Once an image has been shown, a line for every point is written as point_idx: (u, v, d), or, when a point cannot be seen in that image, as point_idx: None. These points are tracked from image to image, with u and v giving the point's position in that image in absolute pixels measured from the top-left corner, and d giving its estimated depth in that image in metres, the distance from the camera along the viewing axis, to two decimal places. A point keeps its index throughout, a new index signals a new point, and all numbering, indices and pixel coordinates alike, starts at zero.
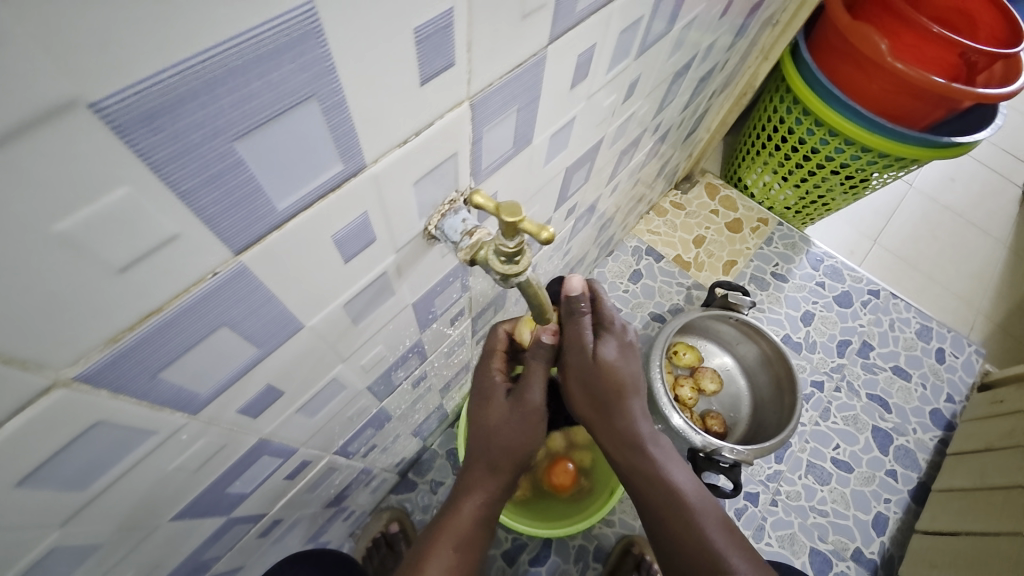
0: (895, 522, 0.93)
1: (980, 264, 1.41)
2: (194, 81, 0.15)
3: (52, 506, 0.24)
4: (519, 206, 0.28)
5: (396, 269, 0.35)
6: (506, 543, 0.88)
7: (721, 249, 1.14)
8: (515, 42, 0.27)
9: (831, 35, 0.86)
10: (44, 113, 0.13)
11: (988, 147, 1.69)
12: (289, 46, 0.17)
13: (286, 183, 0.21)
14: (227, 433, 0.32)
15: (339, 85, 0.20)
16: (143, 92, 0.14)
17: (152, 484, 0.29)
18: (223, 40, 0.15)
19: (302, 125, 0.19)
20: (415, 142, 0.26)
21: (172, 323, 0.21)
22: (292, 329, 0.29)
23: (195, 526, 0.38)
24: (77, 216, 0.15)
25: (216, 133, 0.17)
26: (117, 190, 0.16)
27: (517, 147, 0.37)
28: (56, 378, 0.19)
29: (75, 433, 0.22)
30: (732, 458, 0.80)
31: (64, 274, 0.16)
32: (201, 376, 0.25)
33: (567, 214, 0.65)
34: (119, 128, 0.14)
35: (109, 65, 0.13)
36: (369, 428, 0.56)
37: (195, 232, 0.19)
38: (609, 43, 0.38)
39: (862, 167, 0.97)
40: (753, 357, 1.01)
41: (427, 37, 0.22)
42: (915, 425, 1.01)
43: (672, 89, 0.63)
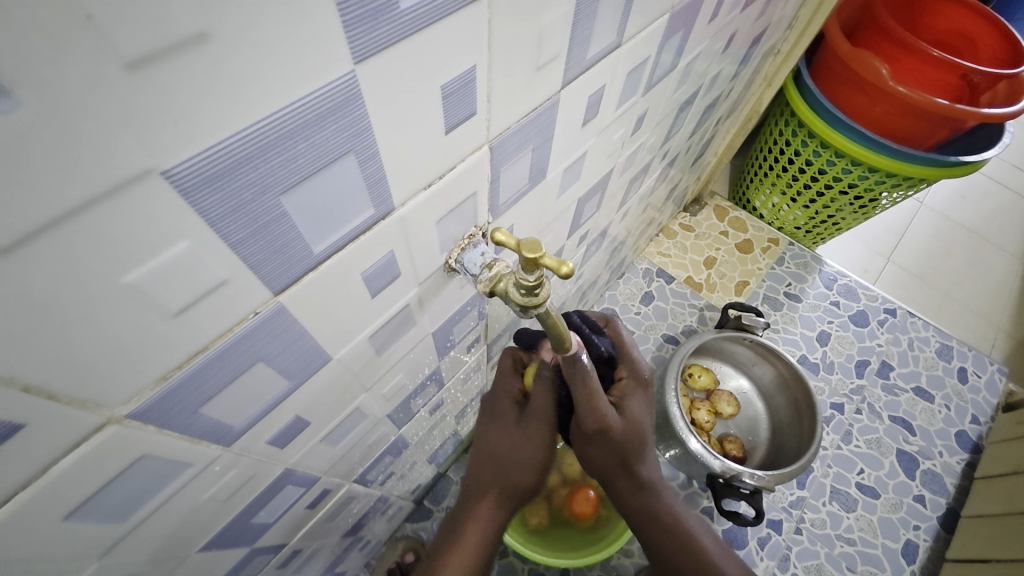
0: (926, 551, 0.89)
1: (999, 281, 1.39)
2: (249, 147, 0.17)
3: (92, 539, 0.25)
4: (539, 242, 0.29)
5: (418, 302, 0.36)
6: (523, 575, 0.86)
7: (732, 270, 1.14)
8: (531, 89, 0.29)
9: (832, 61, 0.89)
10: (122, 181, 0.15)
11: (998, 163, 1.68)
12: (332, 111, 0.19)
13: (322, 230, 0.22)
14: (256, 464, 0.32)
15: (374, 140, 0.21)
16: (206, 159, 0.16)
17: (184, 515, 0.30)
18: (275, 110, 0.17)
19: (339, 177, 0.21)
20: (440, 183, 0.28)
21: (216, 360, 0.22)
22: (320, 362, 0.30)
23: (220, 557, 0.39)
24: (141, 270, 0.17)
25: (265, 189, 0.18)
26: (178, 244, 0.17)
27: (532, 181, 0.39)
28: (110, 416, 0.20)
29: (121, 467, 0.23)
30: (753, 484, 0.79)
31: (130, 319, 0.18)
32: (237, 410, 0.26)
33: (579, 241, 0.67)
34: (184, 191, 0.16)
35: (176, 137, 0.15)
36: (388, 455, 0.56)
37: (241, 277, 0.20)
38: (618, 82, 0.40)
39: (871, 187, 0.98)
40: (770, 379, 1.00)
41: (452, 93, 0.24)
42: (941, 448, 0.98)
43: (679, 118, 0.65)
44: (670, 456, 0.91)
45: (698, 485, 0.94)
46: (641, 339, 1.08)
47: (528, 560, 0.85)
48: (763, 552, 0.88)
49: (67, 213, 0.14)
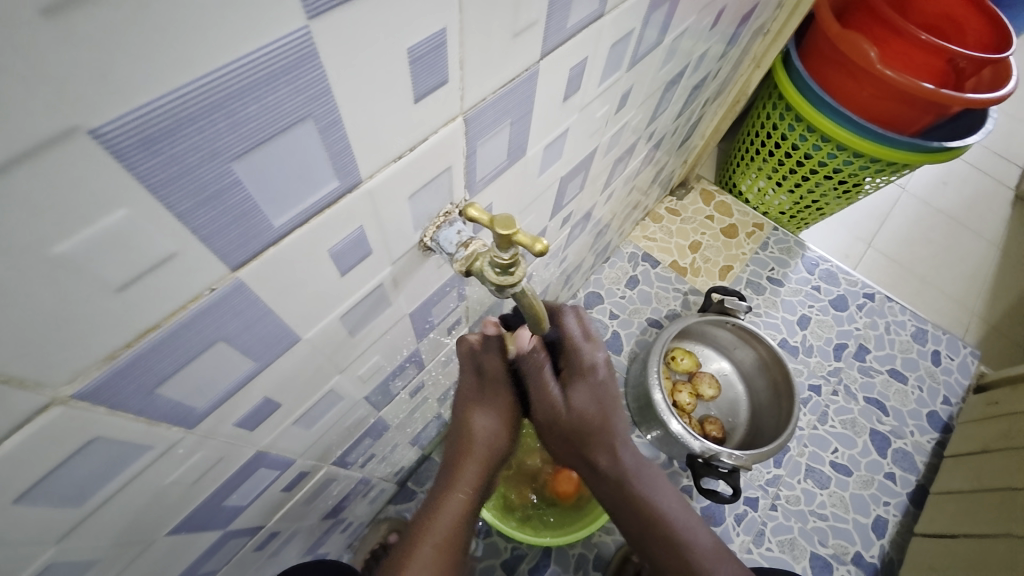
0: (895, 526, 0.93)
1: (974, 266, 1.42)
2: (191, 107, 0.16)
3: (47, 524, 0.24)
4: (513, 219, 0.28)
5: (392, 281, 0.35)
6: (506, 552, 0.88)
7: (717, 254, 1.15)
8: (507, 59, 0.28)
9: (821, 43, 0.88)
10: (45, 140, 0.13)
11: (979, 150, 1.71)
12: (284, 71, 0.17)
13: (280, 202, 0.21)
14: (224, 446, 0.32)
15: (334, 105, 0.20)
16: (141, 119, 0.15)
17: (148, 498, 0.29)
18: (218, 67, 0.15)
19: (297, 144, 0.20)
20: (410, 156, 0.27)
21: (170, 339, 0.21)
22: (288, 342, 0.29)
23: (192, 540, 0.38)
24: (75, 239, 0.16)
25: (213, 155, 0.17)
26: (116, 212, 0.16)
27: (511, 158, 0.38)
28: (54, 397, 0.19)
29: (72, 450, 0.22)
30: (731, 462, 0.79)
31: (66, 293, 0.17)
32: (199, 391, 0.25)
33: (563, 222, 0.66)
34: (118, 153, 0.15)
35: (105, 92, 0.14)
36: (367, 438, 0.56)
37: (192, 250, 0.19)
38: (601, 56, 0.39)
39: (855, 172, 0.98)
40: (751, 362, 1.01)
41: (420, 57, 0.22)
42: (913, 428, 1.01)
43: (665, 98, 0.64)
44: (652, 437, 0.93)
45: (678, 465, 0.96)
46: (626, 322, 1.08)
47: (511, 538, 0.86)
48: (739, 527, 0.91)
49: None
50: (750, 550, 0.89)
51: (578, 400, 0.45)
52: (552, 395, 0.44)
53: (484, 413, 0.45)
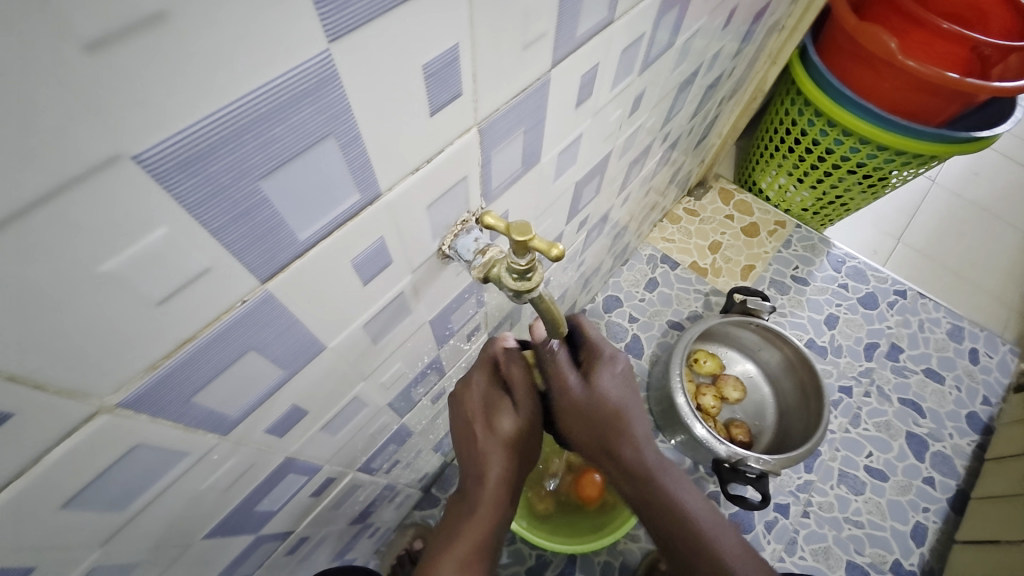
0: (936, 533, 0.89)
1: (1013, 259, 1.36)
2: (223, 130, 0.17)
3: (94, 526, 0.25)
4: (528, 226, 0.29)
5: (413, 289, 0.36)
6: (531, 559, 0.87)
7: (738, 254, 1.13)
8: (519, 69, 0.29)
9: (840, 36, 0.86)
10: (93, 167, 0.14)
11: (1013, 138, 1.64)
12: (308, 92, 0.18)
13: (306, 215, 0.22)
14: (255, 453, 0.33)
15: (354, 123, 0.21)
16: (179, 142, 0.16)
17: (186, 503, 0.31)
18: (249, 91, 0.16)
19: (320, 161, 0.21)
20: (428, 168, 0.27)
21: (205, 350, 0.22)
22: (314, 351, 0.30)
23: (226, 544, 0.39)
24: (119, 257, 0.17)
25: (243, 174, 0.18)
26: (156, 232, 0.17)
27: (525, 166, 0.38)
28: (100, 405, 0.20)
29: (116, 456, 0.23)
30: (759, 468, 0.78)
31: (111, 309, 0.18)
32: (231, 399, 0.27)
33: (579, 227, 0.66)
34: (157, 176, 0.16)
35: (147, 122, 0.15)
36: (391, 444, 0.57)
37: (225, 265, 0.20)
38: (612, 62, 0.39)
39: (880, 166, 0.96)
40: (777, 364, 0.99)
41: (434, 72, 0.23)
42: (952, 430, 0.97)
43: (679, 99, 0.64)
44: (676, 441, 0.91)
45: (704, 470, 0.93)
46: (646, 326, 1.07)
47: (535, 546, 0.86)
48: (770, 534, 0.88)
49: (39, 199, 0.14)
50: (782, 559, 0.86)
51: (599, 386, 0.47)
52: (569, 380, 0.46)
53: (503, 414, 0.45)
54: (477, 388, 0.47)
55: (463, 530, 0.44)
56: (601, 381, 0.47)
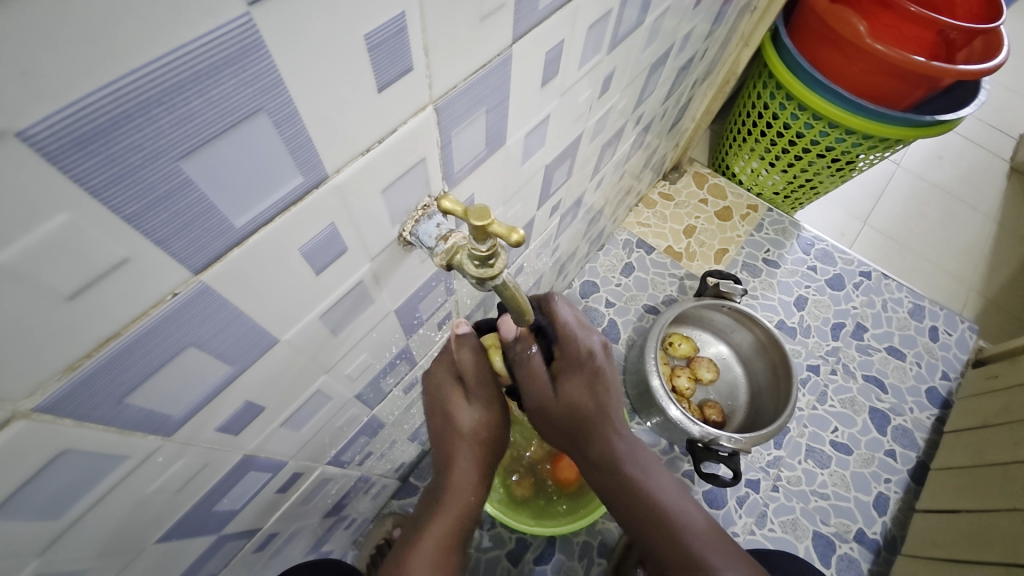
0: (896, 502, 0.93)
1: (971, 240, 1.42)
2: (126, 102, 0.15)
3: (24, 538, 0.24)
4: (488, 209, 0.28)
5: (373, 278, 0.34)
6: (510, 543, 0.88)
7: (712, 238, 1.14)
8: (476, 43, 0.27)
9: (810, 18, 0.86)
10: None
11: (973, 122, 1.69)
12: (228, 61, 0.17)
13: (241, 200, 0.20)
14: (208, 452, 0.31)
15: (288, 97, 0.19)
16: (72, 117, 0.14)
17: (132, 507, 0.29)
18: (155, 59, 0.15)
19: (251, 140, 0.19)
20: (380, 149, 0.26)
21: (133, 347, 0.21)
22: (265, 345, 0.29)
23: (185, 546, 0.38)
24: (14, 247, 0.15)
25: (158, 153, 0.16)
26: (56, 218, 0.15)
27: (490, 148, 0.37)
28: (15, 410, 0.19)
29: (41, 463, 0.21)
30: (730, 446, 0.80)
31: (12, 305, 0.16)
32: (172, 398, 0.25)
33: (552, 211, 0.65)
34: (49, 155, 0.14)
35: (30, 91, 0.13)
36: (362, 436, 0.55)
37: (148, 254, 0.19)
38: (579, 39, 0.38)
39: (848, 149, 0.97)
40: (748, 345, 1.01)
41: (379, 44, 0.21)
42: (912, 404, 1.01)
43: (651, 80, 0.63)
44: (652, 423, 0.93)
45: (679, 450, 0.95)
46: (622, 310, 1.08)
47: (514, 530, 0.86)
48: (741, 509, 0.91)
49: None
50: (752, 532, 0.90)
51: (569, 389, 0.46)
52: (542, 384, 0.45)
53: (465, 409, 0.45)
54: (441, 380, 0.45)
55: (433, 525, 0.46)
56: (569, 387, 0.46)
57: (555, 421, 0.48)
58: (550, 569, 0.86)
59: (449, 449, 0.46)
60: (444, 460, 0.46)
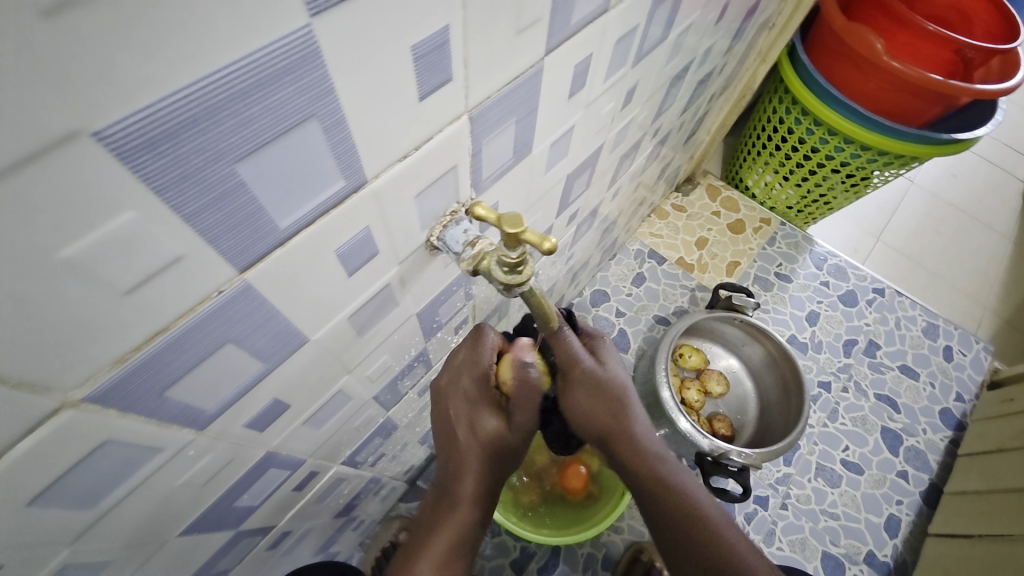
0: (908, 524, 0.92)
1: (987, 260, 1.40)
2: (195, 107, 0.15)
3: (61, 526, 0.24)
4: (521, 217, 0.28)
5: (399, 281, 0.35)
6: (515, 552, 0.88)
7: (724, 251, 1.14)
8: (512, 55, 0.28)
9: (827, 36, 0.87)
10: (50, 144, 0.13)
11: (990, 142, 1.68)
12: (288, 70, 0.17)
13: (287, 202, 0.21)
14: (234, 448, 0.32)
15: (338, 104, 0.20)
16: (145, 120, 0.15)
17: (160, 500, 0.29)
18: (223, 66, 0.15)
19: (302, 144, 0.20)
20: (416, 155, 0.26)
21: (178, 342, 0.21)
22: (296, 344, 0.29)
23: (204, 541, 0.38)
24: (82, 242, 0.16)
25: (217, 156, 0.17)
26: (122, 216, 0.16)
27: (517, 156, 0.37)
28: (65, 400, 0.19)
29: (83, 453, 0.22)
30: (740, 461, 0.79)
31: (74, 298, 0.17)
32: (208, 393, 0.25)
33: (569, 220, 0.66)
34: (122, 155, 0.15)
35: (112, 96, 0.13)
36: (376, 438, 0.56)
37: (200, 252, 0.19)
38: (606, 53, 0.38)
39: (864, 166, 0.97)
40: (759, 359, 1.00)
41: (424, 55, 0.22)
42: (925, 424, 1.00)
43: (671, 94, 0.64)
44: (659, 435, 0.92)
45: (687, 463, 0.95)
46: (633, 320, 1.07)
47: (520, 538, 0.86)
48: (749, 526, 0.90)
49: None
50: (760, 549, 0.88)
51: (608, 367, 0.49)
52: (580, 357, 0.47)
53: (484, 418, 0.44)
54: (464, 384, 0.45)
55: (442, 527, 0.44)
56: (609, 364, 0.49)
57: (592, 408, 0.47)
58: None
59: (465, 456, 0.44)
60: (456, 467, 0.45)
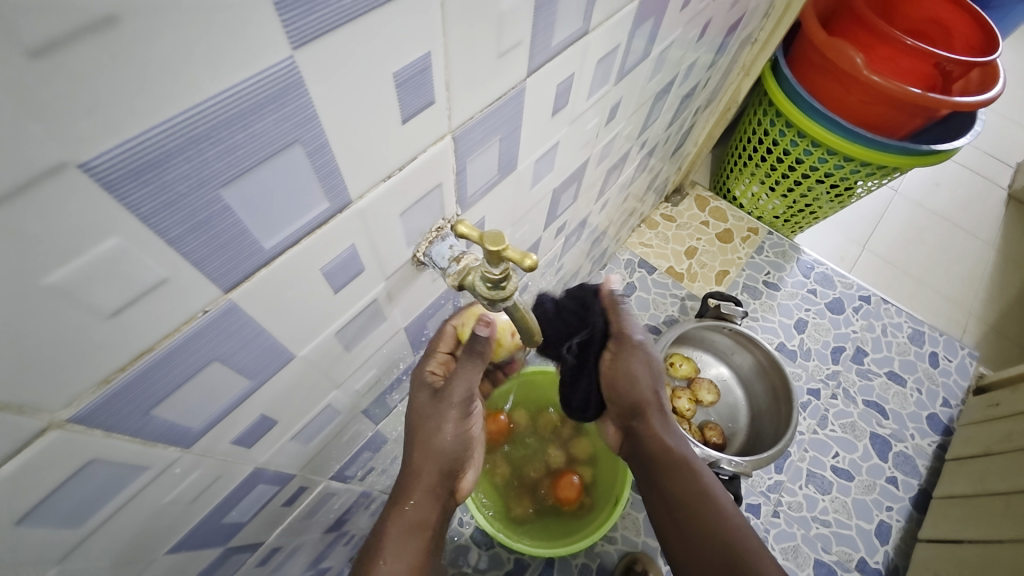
0: (899, 530, 0.92)
1: (970, 266, 1.43)
2: (181, 137, 0.16)
3: (45, 547, 0.24)
4: (502, 235, 0.29)
5: (386, 296, 0.35)
6: (509, 564, 0.87)
7: (713, 260, 1.15)
8: (493, 77, 0.29)
9: (809, 50, 0.89)
10: (36, 177, 0.14)
11: (970, 151, 1.72)
12: (271, 99, 0.18)
13: (271, 223, 0.22)
14: (221, 464, 0.32)
15: (321, 130, 0.21)
16: (131, 150, 0.15)
17: (146, 518, 0.29)
18: (207, 98, 0.16)
19: (286, 168, 0.20)
20: (400, 175, 0.27)
21: (163, 361, 0.22)
22: (282, 360, 0.30)
23: (191, 559, 0.38)
24: (68, 268, 0.16)
25: (202, 182, 0.18)
26: (107, 241, 0.16)
27: (502, 172, 0.38)
28: (51, 421, 0.19)
29: (68, 473, 0.22)
30: (731, 469, 0.80)
31: (60, 322, 0.17)
32: (194, 411, 0.26)
33: (558, 232, 0.67)
34: (108, 184, 0.15)
35: (97, 130, 0.14)
36: (366, 451, 0.56)
37: (184, 274, 0.20)
38: (589, 72, 0.39)
39: (847, 176, 0.99)
40: (749, 367, 1.01)
41: (405, 81, 0.23)
42: (913, 430, 1.01)
43: (656, 108, 0.65)
44: None
45: None
46: None
47: (513, 550, 0.85)
48: None
49: None
50: None
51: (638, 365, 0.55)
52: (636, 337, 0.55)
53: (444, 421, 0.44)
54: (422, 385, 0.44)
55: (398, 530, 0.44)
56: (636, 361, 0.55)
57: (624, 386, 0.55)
58: None
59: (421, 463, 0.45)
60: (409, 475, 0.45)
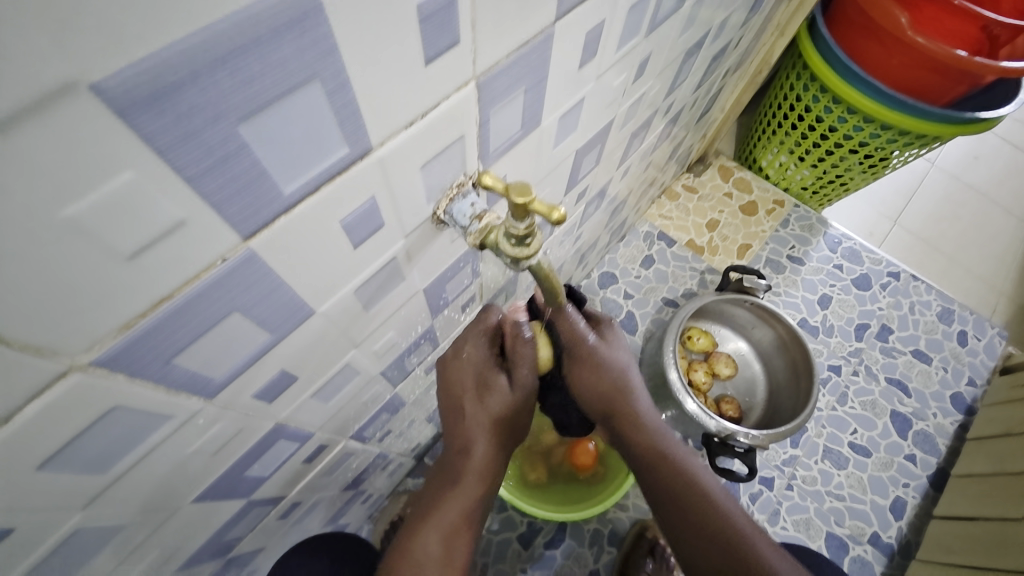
0: (913, 507, 0.91)
1: (1007, 244, 1.36)
2: (193, 62, 0.15)
3: (74, 489, 0.25)
4: (529, 187, 0.27)
5: (406, 255, 0.34)
6: (521, 527, 0.89)
7: (735, 233, 1.12)
8: (521, 19, 0.27)
9: (850, 7, 0.83)
10: (46, 95, 0.13)
11: (1015, 122, 1.62)
12: (289, 24, 0.17)
13: (290, 168, 0.21)
14: (242, 418, 0.32)
15: (341, 65, 0.19)
16: (144, 73, 0.14)
17: (171, 468, 0.30)
18: (221, 18, 0.15)
19: (303, 106, 0.19)
20: (421, 124, 0.26)
21: (184, 309, 0.21)
22: (303, 315, 0.29)
23: (216, 508, 0.39)
24: (83, 203, 0.16)
25: (219, 115, 0.17)
26: (121, 175, 0.16)
27: (525, 129, 0.36)
28: (72, 364, 0.19)
29: (93, 418, 0.22)
30: (746, 442, 0.79)
31: (77, 260, 0.17)
32: (215, 362, 0.26)
33: (578, 198, 0.64)
34: (120, 111, 0.14)
35: (105, 48, 0.13)
36: (384, 413, 0.56)
37: (202, 217, 0.19)
38: (619, 21, 0.37)
39: (883, 145, 0.94)
40: (769, 342, 0.99)
41: (429, 15, 0.21)
42: (936, 409, 0.99)
43: (684, 68, 0.62)
44: (666, 417, 0.91)
45: (693, 444, 0.96)
46: (641, 302, 1.07)
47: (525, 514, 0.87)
48: (754, 506, 0.91)
49: None
50: (764, 529, 0.89)
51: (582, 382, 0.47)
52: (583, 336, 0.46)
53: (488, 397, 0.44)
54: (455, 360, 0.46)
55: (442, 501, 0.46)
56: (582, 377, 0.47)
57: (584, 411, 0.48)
58: (560, 554, 0.87)
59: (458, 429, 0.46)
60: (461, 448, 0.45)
